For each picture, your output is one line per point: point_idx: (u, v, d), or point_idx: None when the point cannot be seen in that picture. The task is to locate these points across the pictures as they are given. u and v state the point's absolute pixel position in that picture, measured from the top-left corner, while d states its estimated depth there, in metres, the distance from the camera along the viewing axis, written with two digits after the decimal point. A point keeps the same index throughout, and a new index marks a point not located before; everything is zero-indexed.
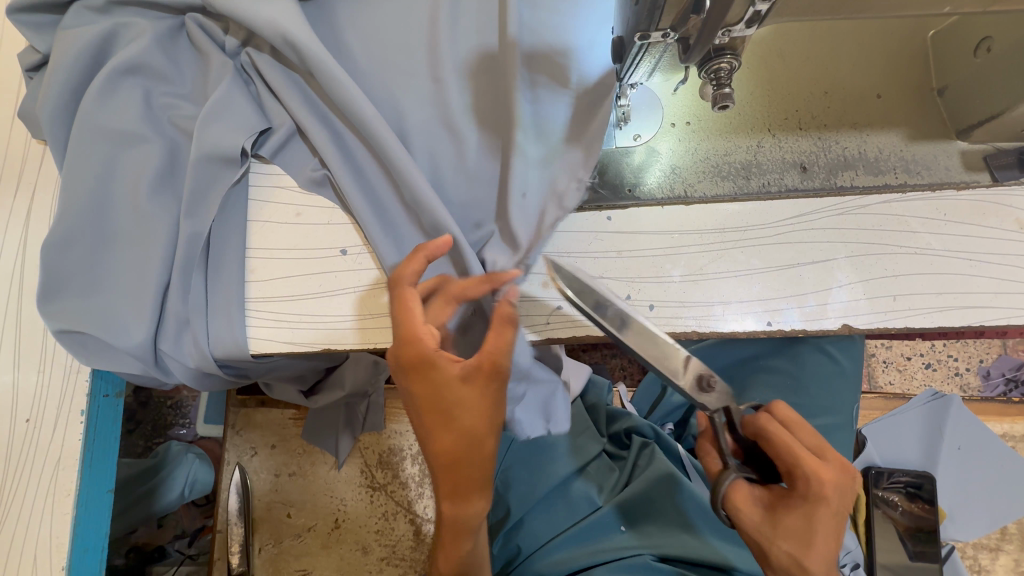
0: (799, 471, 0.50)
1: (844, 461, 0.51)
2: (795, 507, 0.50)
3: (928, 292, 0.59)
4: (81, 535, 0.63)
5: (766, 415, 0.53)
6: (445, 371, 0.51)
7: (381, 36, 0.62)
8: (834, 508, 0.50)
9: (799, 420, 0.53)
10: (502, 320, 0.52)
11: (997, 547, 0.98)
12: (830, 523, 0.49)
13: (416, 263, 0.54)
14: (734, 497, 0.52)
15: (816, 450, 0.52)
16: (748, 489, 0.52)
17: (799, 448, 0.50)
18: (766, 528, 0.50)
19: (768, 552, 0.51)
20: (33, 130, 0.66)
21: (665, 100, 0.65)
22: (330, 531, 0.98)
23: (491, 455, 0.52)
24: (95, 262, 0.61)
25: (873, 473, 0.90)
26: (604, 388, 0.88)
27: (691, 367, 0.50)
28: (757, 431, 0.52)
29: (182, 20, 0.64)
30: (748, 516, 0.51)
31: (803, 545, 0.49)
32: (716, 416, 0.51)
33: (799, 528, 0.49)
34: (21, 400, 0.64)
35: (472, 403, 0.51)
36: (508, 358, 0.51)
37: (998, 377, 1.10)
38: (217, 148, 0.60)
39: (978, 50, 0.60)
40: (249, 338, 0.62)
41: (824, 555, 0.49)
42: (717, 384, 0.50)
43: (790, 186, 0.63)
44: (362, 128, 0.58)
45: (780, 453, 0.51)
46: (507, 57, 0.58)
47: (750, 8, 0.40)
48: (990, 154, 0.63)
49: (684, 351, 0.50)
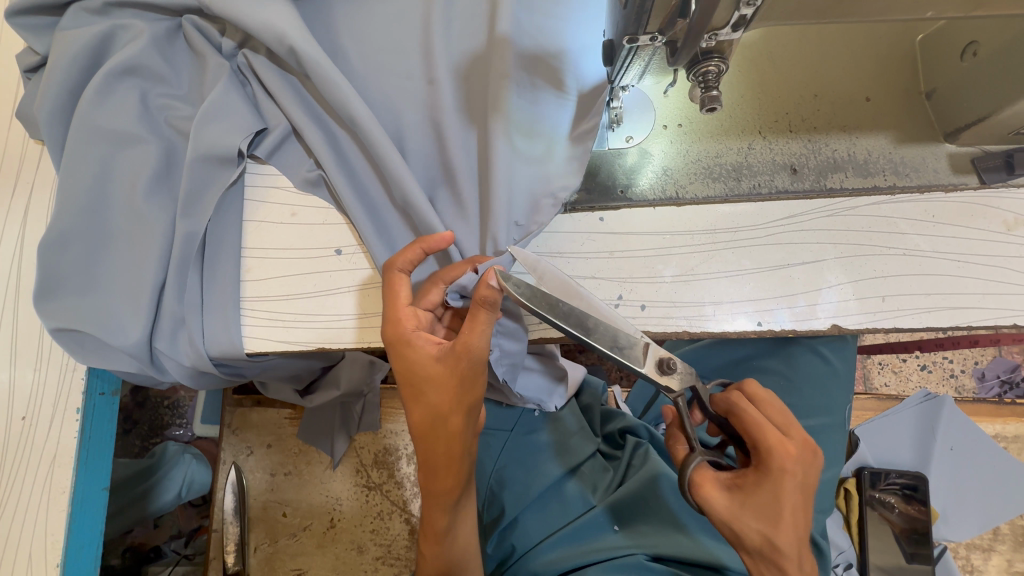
0: (764, 446, 0.51)
1: (807, 438, 0.53)
2: (761, 484, 0.51)
3: (917, 292, 0.60)
4: (77, 533, 0.64)
5: (735, 393, 0.55)
6: (421, 352, 0.54)
7: (376, 38, 0.62)
8: (798, 482, 0.51)
9: (768, 398, 0.55)
10: (477, 303, 0.50)
11: (990, 547, 0.98)
12: (795, 498, 0.51)
13: (410, 252, 0.55)
14: (700, 479, 0.54)
15: (782, 427, 0.53)
16: (713, 472, 0.54)
17: (764, 424, 0.52)
18: (735, 507, 0.51)
19: (739, 531, 0.52)
20: (32, 130, 0.67)
21: (657, 103, 0.66)
22: (325, 530, 0.98)
23: (457, 432, 0.56)
24: (92, 262, 0.62)
25: (866, 473, 0.90)
26: (599, 389, 0.88)
27: (650, 352, 0.51)
28: (727, 409, 0.55)
29: (179, 21, 0.64)
30: (715, 496, 0.52)
31: (771, 522, 0.50)
32: (681, 395, 0.53)
33: (766, 505, 0.51)
34: (18, 398, 0.64)
35: (442, 384, 0.54)
36: (482, 346, 0.52)
37: (992, 378, 1.11)
38: (213, 147, 0.60)
39: (965, 54, 0.60)
40: (245, 337, 0.62)
41: (789, 530, 0.50)
42: (678, 365, 0.52)
43: (780, 188, 0.64)
44: (360, 129, 0.58)
45: (748, 430, 0.52)
46: (498, 56, 0.58)
47: (735, 13, 0.41)
48: (978, 156, 0.64)
49: (642, 339, 0.51)
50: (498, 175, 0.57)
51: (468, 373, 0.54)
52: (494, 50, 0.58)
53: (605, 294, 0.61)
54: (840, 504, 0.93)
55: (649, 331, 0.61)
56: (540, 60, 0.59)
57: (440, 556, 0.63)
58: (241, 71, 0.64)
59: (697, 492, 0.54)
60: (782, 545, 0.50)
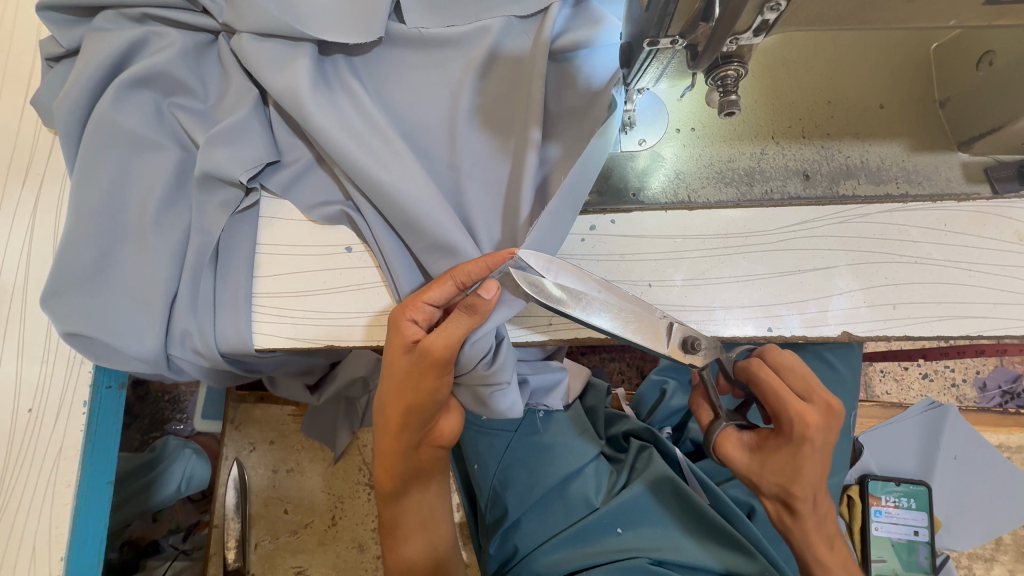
0: (785, 414, 0.53)
1: (830, 402, 0.55)
2: (781, 447, 0.54)
3: (926, 301, 0.60)
4: (81, 526, 0.64)
5: (758, 360, 0.56)
6: (403, 338, 0.54)
7: (406, 60, 0.63)
8: (821, 442, 0.54)
9: (790, 364, 0.56)
10: (466, 309, 0.51)
11: (992, 557, 0.99)
12: (815, 458, 0.53)
13: (474, 265, 0.52)
14: (721, 442, 0.58)
15: (803, 392, 0.55)
16: (737, 433, 0.58)
17: (787, 393, 0.53)
18: (755, 465, 0.56)
19: (761, 486, 0.56)
20: (45, 121, 0.67)
21: (671, 107, 0.66)
22: (326, 528, 0.98)
23: (400, 422, 0.59)
24: (103, 259, 0.61)
25: (869, 480, 0.90)
26: (604, 390, 0.86)
27: (674, 333, 0.52)
28: (747, 379, 0.56)
29: (212, 36, 0.65)
30: (735, 456, 0.57)
31: (789, 477, 0.54)
32: (706, 367, 0.55)
33: (785, 461, 0.54)
34: (25, 390, 0.64)
35: (404, 372, 0.56)
36: (445, 350, 0.53)
37: (993, 389, 1.11)
38: (217, 169, 0.59)
39: (980, 64, 0.61)
40: (255, 332, 0.62)
41: (806, 483, 0.54)
42: (703, 343, 0.53)
43: (793, 194, 0.63)
44: (329, 144, 0.58)
45: (769, 398, 0.54)
46: (536, 56, 0.59)
47: (758, 17, 0.41)
48: (990, 166, 0.64)
49: (667, 320, 0.52)
50: (529, 172, 0.57)
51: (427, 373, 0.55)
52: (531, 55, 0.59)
53: None
54: (841, 510, 0.90)
55: None
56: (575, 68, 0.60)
57: (392, 550, 0.68)
58: (264, 93, 0.63)
59: (720, 453, 0.58)
60: (799, 496, 0.54)
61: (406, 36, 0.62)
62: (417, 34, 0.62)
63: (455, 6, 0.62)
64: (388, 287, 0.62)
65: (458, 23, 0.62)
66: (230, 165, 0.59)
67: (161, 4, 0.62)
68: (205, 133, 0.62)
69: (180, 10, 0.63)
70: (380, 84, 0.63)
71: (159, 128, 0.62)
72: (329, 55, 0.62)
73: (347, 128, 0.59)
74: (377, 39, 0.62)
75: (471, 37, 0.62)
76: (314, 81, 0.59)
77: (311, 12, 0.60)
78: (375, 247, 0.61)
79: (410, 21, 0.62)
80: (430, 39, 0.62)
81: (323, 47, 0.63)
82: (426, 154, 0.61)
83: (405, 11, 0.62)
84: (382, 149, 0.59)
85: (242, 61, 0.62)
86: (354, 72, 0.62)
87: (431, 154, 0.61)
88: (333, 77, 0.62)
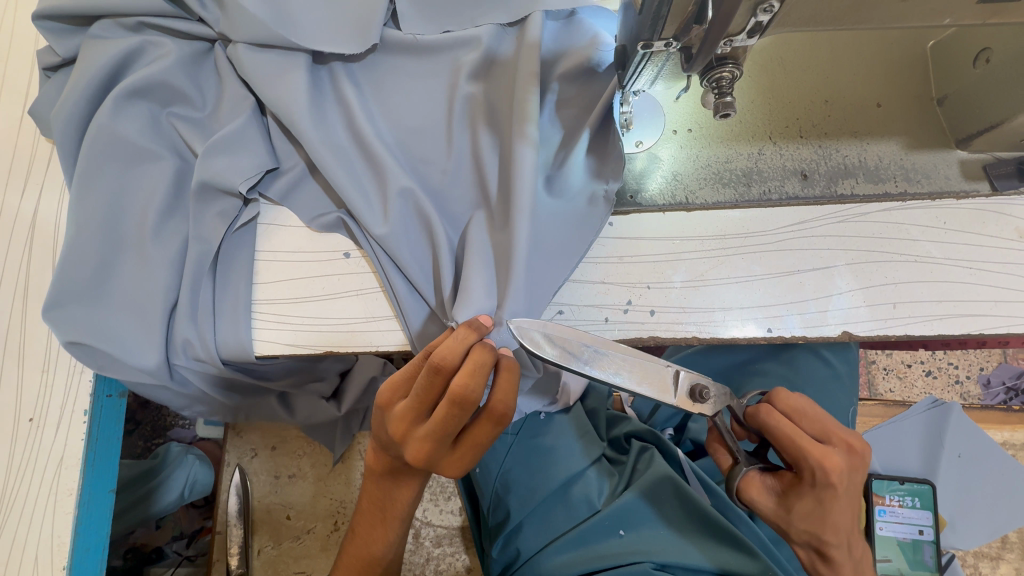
0: (805, 461, 0.51)
1: (850, 442, 0.53)
2: (806, 493, 0.52)
3: (927, 300, 0.60)
4: (84, 535, 0.64)
5: (767, 406, 0.54)
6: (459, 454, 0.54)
7: (402, 66, 0.63)
8: (846, 486, 0.52)
9: (802, 410, 0.54)
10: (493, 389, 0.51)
11: (998, 556, 0.99)
12: (842, 502, 0.52)
13: (461, 337, 0.47)
14: (746, 488, 0.55)
15: (820, 435, 0.54)
16: (760, 477, 0.55)
17: (804, 440, 0.51)
18: (782, 512, 0.53)
19: (788, 531, 0.55)
20: (44, 130, 0.67)
21: (667, 108, 0.66)
22: (329, 533, 0.98)
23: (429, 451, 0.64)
24: (103, 269, 0.61)
25: (873, 479, 0.87)
26: (604, 394, 0.88)
27: (682, 379, 0.49)
28: (758, 426, 0.54)
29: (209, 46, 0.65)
30: (762, 501, 0.54)
31: (818, 523, 0.53)
32: (717, 414, 0.52)
33: (813, 509, 0.52)
34: (26, 400, 0.64)
35: None
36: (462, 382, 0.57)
37: (998, 385, 1.11)
38: (215, 178, 0.60)
39: (977, 61, 0.60)
40: (255, 339, 0.62)
41: (836, 528, 0.53)
42: (710, 392, 0.50)
43: (791, 193, 0.63)
44: (316, 160, 0.59)
45: (784, 445, 0.52)
46: (524, 55, 0.59)
47: (751, 19, 0.41)
48: (989, 163, 0.64)
49: (672, 367, 0.50)
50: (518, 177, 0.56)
51: (442, 468, 0.52)
52: (521, 55, 0.59)
53: (614, 299, 0.61)
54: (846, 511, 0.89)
55: (657, 336, 0.60)
56: (569, 73, 0.61)
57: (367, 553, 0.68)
58: (260, 102, 0.64)
59: (745, 498, 0.55)
60: (832, 540, 0.53)
61: (400, 42, 0.62)
62: (410, 39, 0.62)
63: (450, 11, 0.62)
64: (383, 291, 0.62)
65: (453, 29, 0.62)
66: (229, 174, 0.60)
67: (157, 13, 0.62)
68: (202, 143, 0.62)
69: (177, 19, 0.63)
70: (376, 91, 0.63)
71: (157, 139, 0.63)
72: (325, 64, 0.63)
73: (334, 146, 0.61)
74: (371, 46, 0.62)
75: (466, 42, 0.62)
76: (308, 91, 0.60)
77: (306, 21, 0.61)
78: (372, 255, 0.61)
79: (405, 28, 0.62)
80: (426, 46, 0.62)
81: (319, 57, 0.63)
82: (422, 159, 0.62)
83: (401, 17, 0.62)
84: (378, 158, 0.60)
85: (238, 69, 0.62)
86: (349, 78, 0.63)
87: (427, 159, 0.62)
88: (329, 87, 0.63)
